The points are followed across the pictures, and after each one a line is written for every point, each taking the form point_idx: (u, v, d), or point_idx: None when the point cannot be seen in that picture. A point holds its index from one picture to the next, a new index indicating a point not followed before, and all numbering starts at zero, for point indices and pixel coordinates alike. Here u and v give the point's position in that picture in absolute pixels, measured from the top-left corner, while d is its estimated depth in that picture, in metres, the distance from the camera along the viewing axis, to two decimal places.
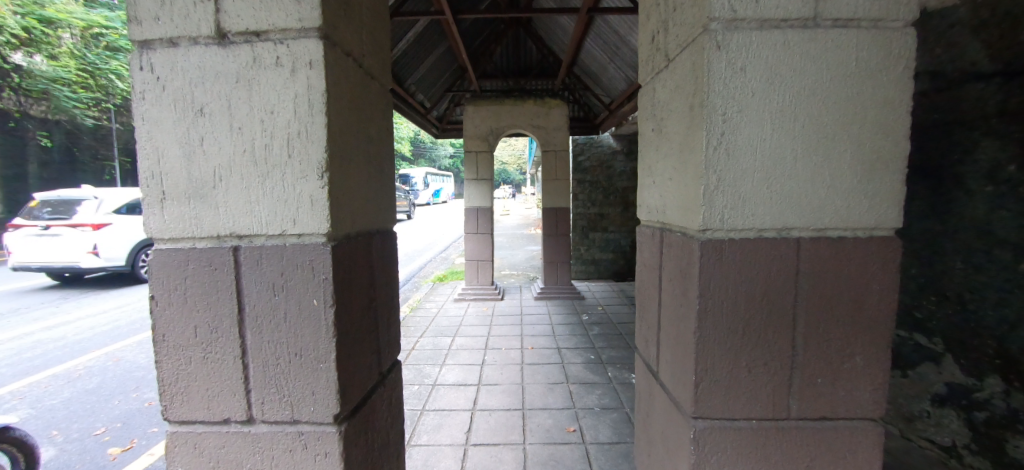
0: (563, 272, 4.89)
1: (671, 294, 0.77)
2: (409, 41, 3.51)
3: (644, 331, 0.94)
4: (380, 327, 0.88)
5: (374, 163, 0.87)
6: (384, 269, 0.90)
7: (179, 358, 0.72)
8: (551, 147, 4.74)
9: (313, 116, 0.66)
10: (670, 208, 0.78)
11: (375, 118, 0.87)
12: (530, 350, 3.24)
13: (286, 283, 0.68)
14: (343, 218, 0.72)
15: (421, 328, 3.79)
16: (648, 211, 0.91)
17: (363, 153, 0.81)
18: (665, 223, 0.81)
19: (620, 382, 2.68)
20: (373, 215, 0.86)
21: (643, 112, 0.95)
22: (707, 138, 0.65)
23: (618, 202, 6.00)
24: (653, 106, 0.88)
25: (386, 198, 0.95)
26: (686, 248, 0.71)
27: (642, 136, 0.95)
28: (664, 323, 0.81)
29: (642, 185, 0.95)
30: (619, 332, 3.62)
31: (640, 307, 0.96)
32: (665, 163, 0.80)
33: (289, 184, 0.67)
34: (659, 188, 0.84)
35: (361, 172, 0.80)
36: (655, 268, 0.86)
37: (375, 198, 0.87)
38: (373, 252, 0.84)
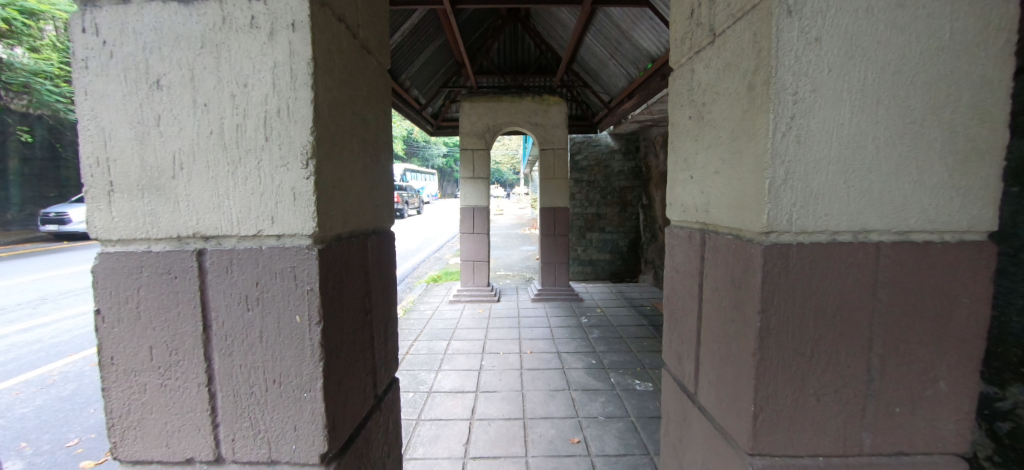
0: (561, 273, 4.78)
1: (718, 305, 0.66)
2: (405, 33, 3.40)
3: (676, 345, 0.83)
4: (376, 341, 0.76)
5: (371, 151, 0.75)
6: (380, 275, 0.78)
7: (129, 386, 0.59)
8: (549, 145, 4.64)
9: (295, 91, 0.54)
10: (717, 205, 0.67)
11: (373, 99, 0.75)
12: (529, 354, 3.12)
13: (263, 295, 0.56)
14: (333, 214, 0.60)
15: (415, 331, 3.67)
16: (683, 210, 0.80)
17: (358, 137, 0.68)
18: (709, 223, 0.70)
19: (622, 389, 2.57)
20: (369, 211, 0.74)
21: (677, 97, 0.84)
22: (774, 122, 0.54)
23: (616, 202, 5.93)
24: (691, 89, 0.77)
25: (385, 192, 0.84)
26: (740, 253, 0.60)
27: (676, 125, 0.84)
28: (706, 337, 0.71)
29: (676, 179, 0.84)
30: (620, 335, 3.53)
31: (670, 316, 0.86)
32: (708, 156, 0.70)
33: (267, 173, 0.55)
34: (699, 183, 0.74)
35: (356, 163, 0.68)
36: (692, 274, 0.75)
37: (372, 192, 0.76)
38: (368, 256, 0.72)
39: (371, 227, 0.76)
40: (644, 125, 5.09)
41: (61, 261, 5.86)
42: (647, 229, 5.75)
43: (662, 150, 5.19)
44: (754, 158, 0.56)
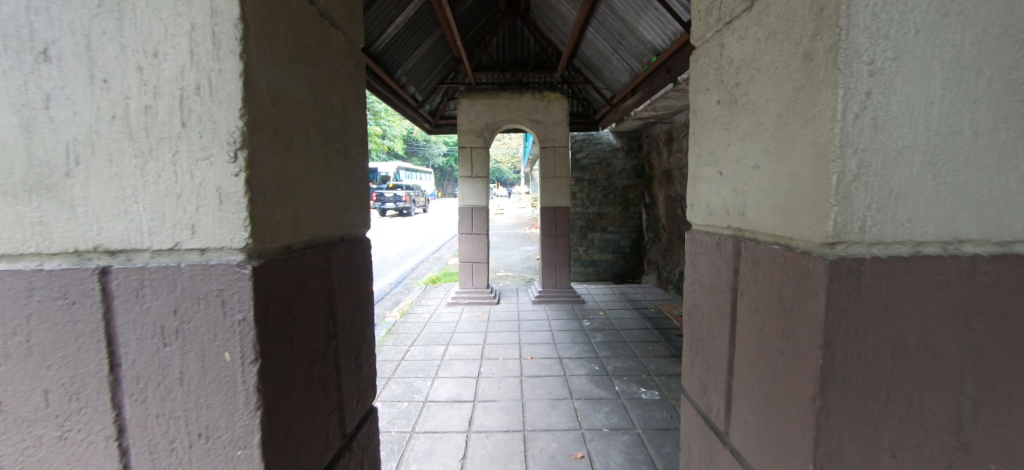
0: (562, 274, 4.66)
1: (759, 331, 0.54)
2: (400, 26, 3.26)
3: (700, 370, 0.70)
4: (345, 371, 0.64)
5: (337, 141, 0.63)
6: (350, 290, 0.66)
7: (20, 440, 0.47)
8: (550, 143, 4.52)
9: (219, 61, 0.41)
10: (758, 208, 0.55)
11: (338, 81, 0.63)
12: (529, 360, 3.00)
13: (182, 325, 0.43)
14: (278, 220, 0.47)
15: (412, 335, 3.55)
16: (710, 212, 0.68)
17: (316, 126, 0.56)
18: (745, 229, 0.58)
19: (627, 398, 2.44)
20: (333, 215, 0.61)
21: (701, 79, 0.71)
22: (845, 101, 0.41)
23: (618, 201, 5.81)
24: (720, 68, 0.65)
25: (358, 192, 0.71)
26: (793, 268, 0.47)
27: (699, 112, 0.72)
28: (741, 367, 0.59)
29: (700, 176, 0.72)
30: (624, 339, 3.41)
31: (691, 337, 0.73)
32: (744, 149, 0.57)
33: (185, 170, 0.42)
34: (731, 180, 0.61)
35: (314, 155, 0.55)
36: (724, 290, 0.63)
37: (338, 191, 0.63)
38: (332, 269, 0.60)
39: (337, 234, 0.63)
40: (647, 122, 4.97)
41: None
42: (650, 229, 5.63)
43: (665, 148, 5.07)
44: (815, 148, 0.44)
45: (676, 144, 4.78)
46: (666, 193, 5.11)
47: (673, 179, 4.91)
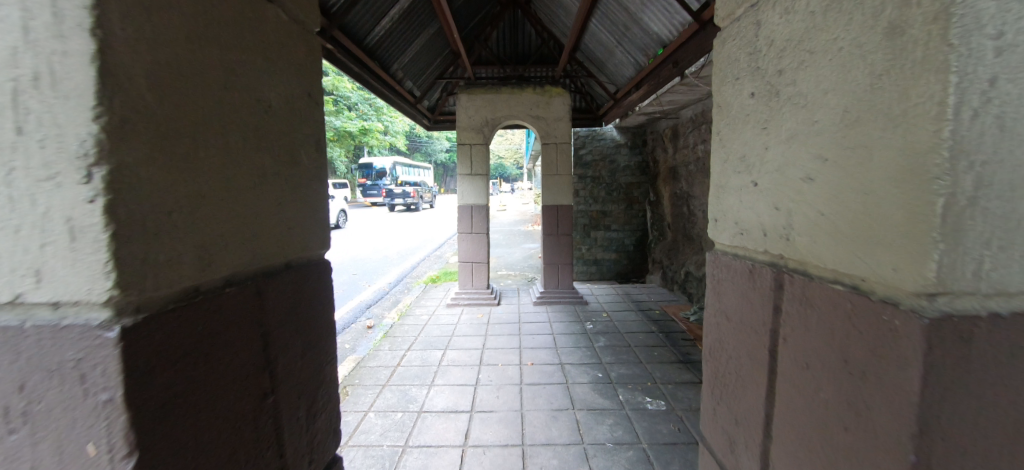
0: (565, 275, 4.54)
1: (811, 388, 0.42)
2: (394, 18, 3.12)
3: (725, 422, 0.59)
4: (290, 428, 0.53)
5: (278, 149, 0.51)
6: (299, 327, 0.55)
7: None
8: (551, 139, 4.38)
9: (63, 41, 0.29)
10: (807, 231, 0.43)
11: (278, 74, 0.51)
12: (530, 366, 2.89)
13: (30, 406, 0.32)
14: (172, 262, 0.35)
15: (410, 339, 3.45)
16: (740, 229, 0.56)
17: (243, 130, 0.45)
18: (791, 255, 0.46)
19: (632, 408, 2.33)
20: (274, 238, 0.50)
21: (730, 72, 0.59)
22: (961, 94, 0.28)
23: (621, 198, 5.68)
24: (753, 52, 0.52)
25: (314, 206, 0.60)
26: (873, 326, 0.35)
27: (725, 108, 0.60)
28: (781, 430, 0.47)
29: (726, 182, 0.60)
30: (628, 343, 3.29)
31: (713, 383, 0.63)
32: (788, 158, 0.46)
33: (18, 196, 0.30)
34: (768, 191, 0.49)
35: (239, 169, 0.44)
36: (759, 328, 0.50)
37: (281, 208, 0.52)
38: (269, 306, 0.49)
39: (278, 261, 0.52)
40: (652, 117, 4.82)
41: None
42: (655, 228, 5.49)
43: (671, 144, 4.93)
44: (899, 163, 0.32)
45: (682, 139, 4.64)
46: (671, 191, 4.97)
47: (679, 176, 4.76)
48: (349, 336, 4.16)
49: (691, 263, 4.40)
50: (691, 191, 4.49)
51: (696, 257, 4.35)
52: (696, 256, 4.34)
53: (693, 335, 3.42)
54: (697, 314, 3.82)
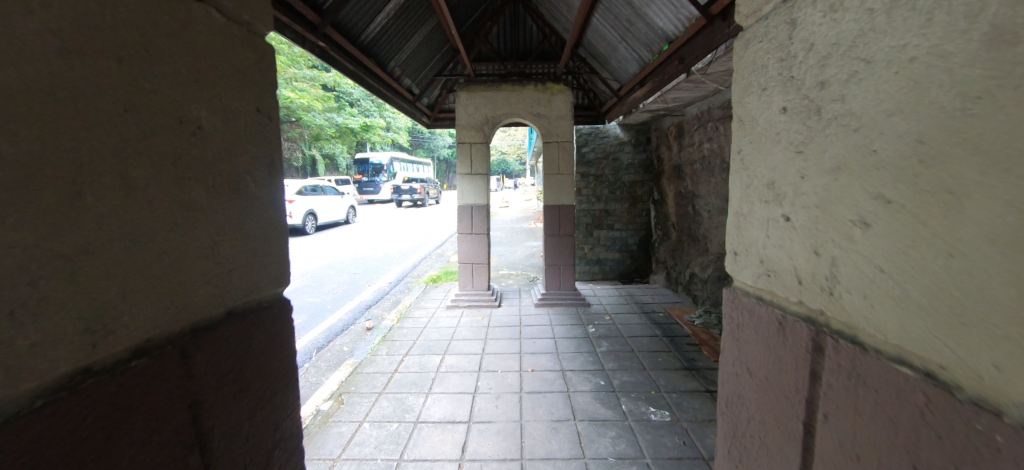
0: (567, 276, 4.45)
1: (868, 416, 0.61)
2: (391, 14, 3.04)
3: (777, 415, 0.82)
4: (164, 431, 0.67)
5: (173, 255, 0.69)
6: (167, 352, 0.67)
7: None
8: (554, 138, 4.29)
9: None
10: (875, 304, 0.60)
11: (177, 200, 0.69)
12: (529, 373, 2.82)
13: None
14: (48, 357, 0.53)
15: (407, 343, 3.38)
16: (807, 274, 0.73)
17: (100, 215, 0.57)
18: (859, 317, 0.63)
19: (635, 420, 2.24)
20: (167, 320, 0.68)
21: (766, 73, 0.84)
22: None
23: (625, 197, 5.58)
24: (836, 140, 0.65)
25: (218, 284, 0.78)
26: (945, 404, 0.51)
27: (801, 168, 0.74)
28: (831, 428, 0.68)
29: (795, 231, 0.76)
30: (631, 348, 3.20)
31: (768, 391, 0.85)
32: (839, 210, 0.65)
33: None
34: (843, 262, 0.65)
35: (103, 255, 0.58)
36: (830, 363, 0.69)
37: (176, 297, 0.70)
38: (127, 341, 0.62)
39: (172, 333, 0.70)
40: (656, 114, 4.71)
41: None
42: (659, 227, 5.39)
43: (675, 141, 4.82)
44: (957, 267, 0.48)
45: (686, 137, 4.53)
46: (676, 189, 4.86)
47: (684, 175, 4.66)
48: (348, 339, 4.09)
49: (695, 264, 4.30)
50: (696, 190, 4.39)
51: (700, 258, 4.25)
52: (701, 257, 4.24)
53: (698, 339, 3.33)
54: (702, 317, 3.73)
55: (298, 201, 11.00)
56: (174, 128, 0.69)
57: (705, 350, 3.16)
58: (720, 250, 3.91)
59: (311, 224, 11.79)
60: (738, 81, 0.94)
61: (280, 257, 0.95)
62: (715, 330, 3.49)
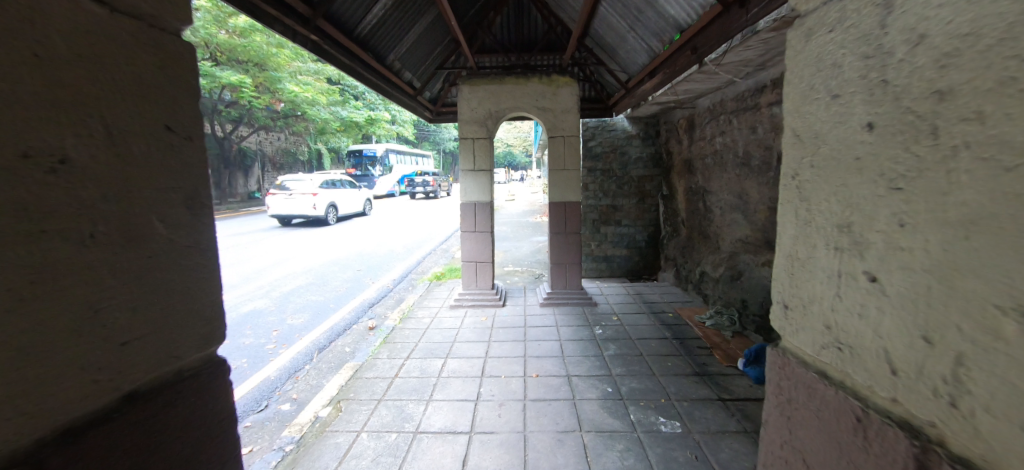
0: (573, 275, 4.33)
1: None
2: (388, 6, 2.91)
3: None
4: None
5: (19, 360, 0.59)
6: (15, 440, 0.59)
7: None
8: (559, 132, 4.15)
9: None
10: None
11: (23, 286, 0.58)
12: (534, 379, 2.72)
13: None
14: None
15: (409, 345, 3.31)
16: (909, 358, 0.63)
17: None
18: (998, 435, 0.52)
19: (644, 431, 2.14)
20: (14, 433, 0.59)
21: (845, 72, 0.72)
22: None
23: (633, 192, 5.43)
24: (967, 205, 0.53)
25: (100, 375, 0.69)
26: None
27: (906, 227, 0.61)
28: None
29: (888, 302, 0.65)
30: (640, 352, 3.08)
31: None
32: (973, 291, 0.53)
33: None
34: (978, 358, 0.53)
35: None
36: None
37: (29, 406, 0.60)
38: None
39: (27, 444, 0.61)
40: (666, 107, 4.55)
41: None
42: (668, 223, 5.24)
43: (686, 135, 4.65)
44: None
45: (698, 131, 4.36)
46: (686, 185, 4.70)
47: (694, 169, 4.49)
48: (350, 339, 4.05)
49: (706, 262, 4.15)
50: (707, 186, 4.23)
51: (712, 257, 4.09)
52: (711, 256, 4.10)
53: (710, 342, 3.21)
54: (714, 318, 3.60)
55: (322, 194, 11.81)
56: (14, 216, 0.57)
57: (717, 354, 3.04)
58: (732, 248, 3.76)
59: (332, 216, 12.61)
60: (802, 77, 0.84)
61: (201, 318, 0.85)
62: (727, 333, 3.37)
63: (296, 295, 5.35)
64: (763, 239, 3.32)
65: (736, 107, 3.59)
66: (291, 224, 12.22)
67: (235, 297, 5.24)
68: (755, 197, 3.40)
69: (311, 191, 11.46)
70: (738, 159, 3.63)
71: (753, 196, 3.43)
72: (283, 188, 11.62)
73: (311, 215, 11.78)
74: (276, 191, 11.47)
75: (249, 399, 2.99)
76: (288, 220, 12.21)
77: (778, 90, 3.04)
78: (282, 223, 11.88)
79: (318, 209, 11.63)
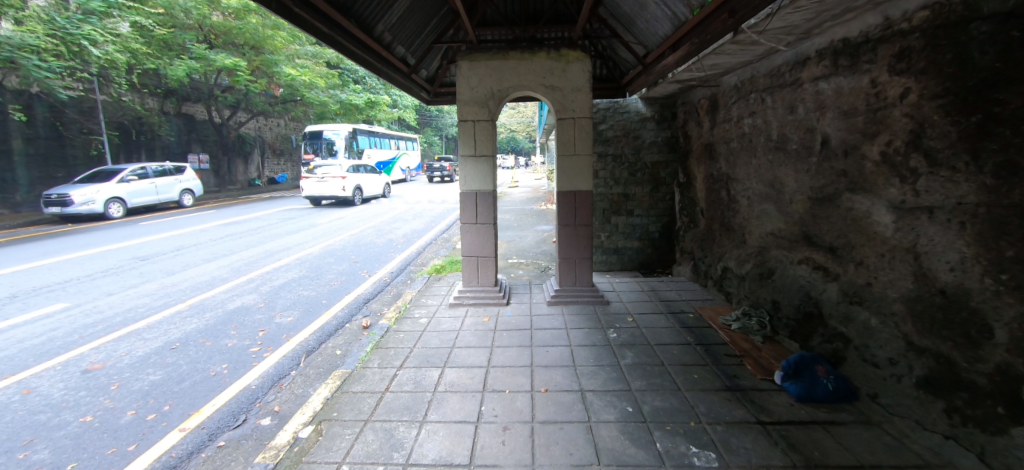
0: (583, 270, 3.98)
1: None
2: None
3: None
4: None
5: None
6: None
7: None
8: (568, 114, 3.75)
9: None
10: None
11: None
12: (542, 394, 2.39)
13: None
14: None
15: (403, 352, 2.99)
16: None
17: None
18: None
19: (674, 466, 1.79)
20: None
21: None
22: None
23: (647, 180, 5.04)
24: None
25: None
26: None
27: None
28: None
29: None
30: (661, 361, 2.74)
31: None
32: None
33: None
34: None
35: None
36: None
37: None
38: None
39: None
40: (686, 85, 4.11)
41: (72, 269, 6.04)
42: (684, 213, 4.84)
43: (707, 116, 4.22)
44: None
45: (722, 112, 3.93)
46: (707, 171, 4.30)
47: (717, 154, 4.08)
48: (342, 340, 3.76)
49: (730, 258, 3.79)
50: (732, 173, 3.82)
51: (736, 251, 3.73)
52: (736, 251, 3.72)
53: (739, 350, 2.86)
54: (741, 320, 3.26)
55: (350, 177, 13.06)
56: None
57: (749, 364, 2.69)
58: (761, 243, 3.38)
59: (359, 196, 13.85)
60: None
61: None
62: (757, 338, 3.03)
63: (288, 289, 5.06)
64: (800, 233, 2.93)
65: (771, 84, 3.18)
66: (321, 204, 13.43)
67: (223, 293, 4.96)
68: (790, 187, 3.01)
69: (340, 174, 12.69)
70: (771, 143, 3.22)
71: (789, 185, 3.03)
72: (315, 173, 12.84)
73: (340, 197, 13.04)
74: (310, 175, 12.81)
75: (224, 413, 2.70)
76: (317, 200, 13.41)
77: (826, 61, 2.61)
78: (315, 203, 13.18)
79: (347, 191, 12.88)
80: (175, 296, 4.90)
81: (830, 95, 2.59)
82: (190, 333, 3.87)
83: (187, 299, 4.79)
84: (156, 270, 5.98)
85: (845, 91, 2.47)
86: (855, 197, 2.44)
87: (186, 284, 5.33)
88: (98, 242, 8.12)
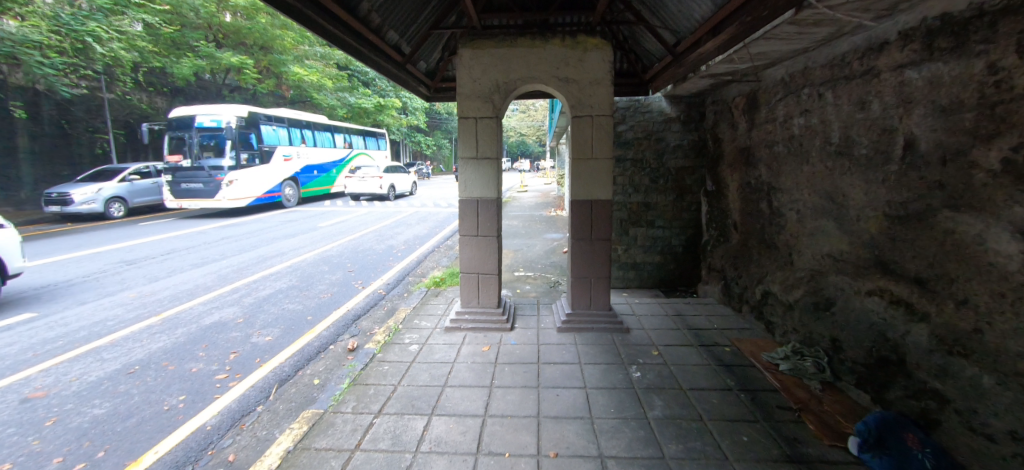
0: (599, 292, 3.46)
1: None
2: None
3: None
4: None
5: None
6: None
7: None
8: (585, 111, 3.25)
9: None
10: None
11: None
12: (551, 460, 1.88)
13: None
14: None
15: (387, 392, 2.50)
16: None
17: None
18: None
19: None
20: None
21: None
22: None
23: (670, 188, 4.52)
24: None
25: None
26: None
27: None
28: None
29: None
30: (698, 416, 2.22)
31: None
32: None
33: None
34: None
35: None
36: None
37: None
38: None
39: None
40: (720, 81, 3.61)
41: (53, 274, 5.69)
42: (713, 226, 4.30)
43: (744, 117, 3.70)
44: None
45: (763, 111, 3.41)
46: (742, 180, 3.77)
47: (755, 161, 3.55)
48: (323, 366, 3.30)
49: (773, 281, 3.25)
50: (775, 182, 3.28)
51: (781, 274, 3.18)
52: (781, 273, 3.18)
53: (796, 404, 2.30)
54: (792, 362, 2.70)
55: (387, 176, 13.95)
56: None
57: (811, 424, 2.14)
58: (815, 267, 2.84)
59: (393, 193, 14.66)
60: None
61: None
62: (814, 386, 2.47)
63: (272, 302, 4.64)
64: (871, 258, 2.39)
65: (830, 77, 2.66)
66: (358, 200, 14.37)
67: (203, 304, 4.55)
68: (858, 201, 2.48)
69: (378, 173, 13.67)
70: (830, 148, 2.69)
71: (854, 199, 2.50)
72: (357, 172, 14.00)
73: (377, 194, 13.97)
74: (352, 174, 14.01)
75: (166, 464, 2.21)
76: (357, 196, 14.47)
77: (915, 45, 2.07)
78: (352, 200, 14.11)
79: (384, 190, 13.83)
80: (150, 307, 4.49)
81: (920, 86, 2.06)
82: (154, 353, 3.45)
83: (162, 311, 4.38)
84: (137, 277, 5.59)
85: (944, 81, 1.93)
86: (958, 217, 1.89)
87: (165, 293, 4.94)
88: (88, 244, 7.78)
